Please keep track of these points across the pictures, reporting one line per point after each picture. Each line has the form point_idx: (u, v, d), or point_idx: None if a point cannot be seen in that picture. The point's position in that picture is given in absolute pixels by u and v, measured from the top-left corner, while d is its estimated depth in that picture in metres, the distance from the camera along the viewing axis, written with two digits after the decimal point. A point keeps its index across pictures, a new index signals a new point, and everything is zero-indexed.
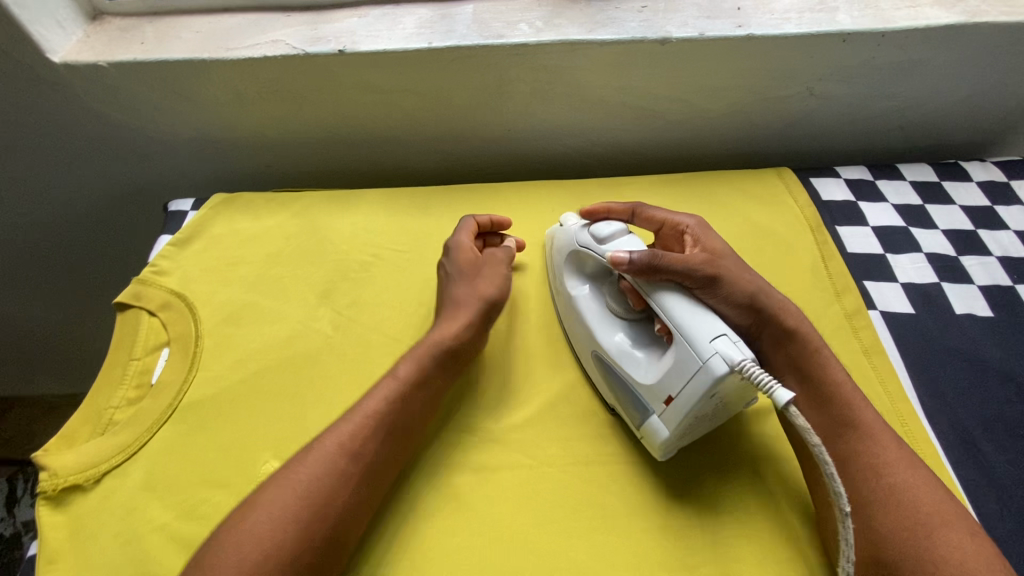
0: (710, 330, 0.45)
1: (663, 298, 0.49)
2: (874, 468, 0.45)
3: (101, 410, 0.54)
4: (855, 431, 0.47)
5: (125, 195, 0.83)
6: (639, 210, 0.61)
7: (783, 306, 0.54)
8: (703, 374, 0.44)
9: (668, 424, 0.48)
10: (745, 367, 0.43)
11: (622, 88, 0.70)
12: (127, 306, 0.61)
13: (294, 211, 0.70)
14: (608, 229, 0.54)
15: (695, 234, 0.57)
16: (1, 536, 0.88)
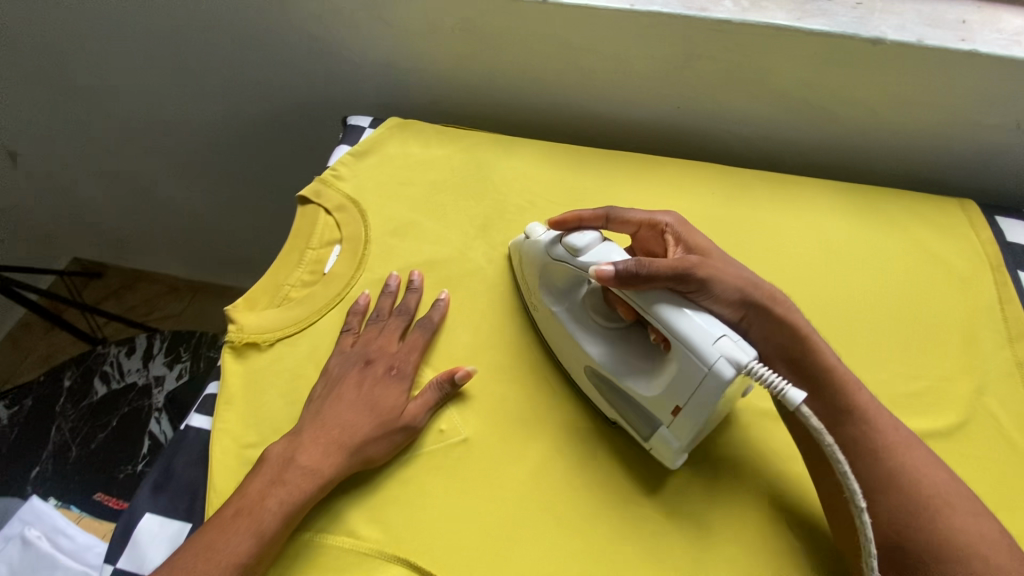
0: (706, 334, 0.45)
1: (657, 308, 0.47)
2: (879, 457, 0.47)
3: (279, 285, 0.60)
4: (853, 422, 0.48)
5: (307, 102, 0.92)
6: (613, 213, 0.56)
7: (771, 295, 0.52)
8: (710, 379, 0.44)
9: (680, 435, 0.48)
10: (753, 368, 0.44)
11: (811, 85, 0.68)
12: (308, 200, 0.67)
13: (461, 146, 0.73)
14: (583, 240, 0.51)
15: (676, 232, 0.55)
16: (135, 384, 0.96)
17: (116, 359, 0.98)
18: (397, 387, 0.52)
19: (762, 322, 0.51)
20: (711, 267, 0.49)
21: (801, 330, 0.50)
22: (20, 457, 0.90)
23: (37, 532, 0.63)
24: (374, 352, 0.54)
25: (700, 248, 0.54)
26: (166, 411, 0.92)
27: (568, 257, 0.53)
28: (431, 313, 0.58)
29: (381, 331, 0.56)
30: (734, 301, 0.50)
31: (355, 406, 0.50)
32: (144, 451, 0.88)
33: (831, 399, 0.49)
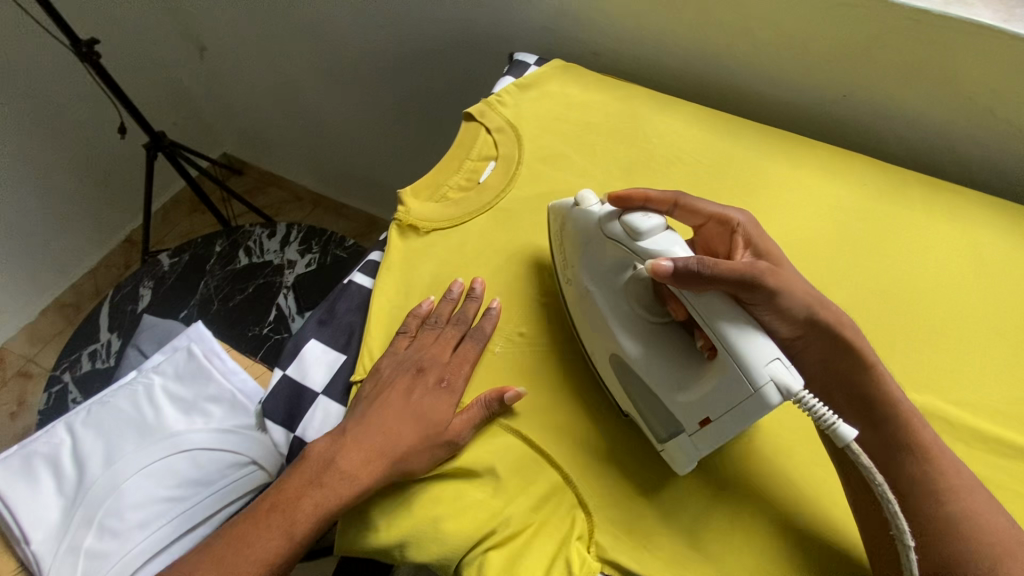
0: (763, 355, 0.41)
1: (712, 319, 0.44)
2: (934, 493, 0.44)
3: (440, 184, 0.67)
4: (911, 452, 0.46)
5: (470, 38, 0.98)
6: (682, 199, 0.55)
7: (840, 317, 0.49)
8: (753, 402, 0.41)
9: (700, 444, 0.45)
10: (803, 398, 0.40)
11: (999, 93, 0.65)
12: (472, 118, 0.73)
13: (619, 95, 0.76)
14: (646, 223, 0.49)
15: (746, 233, 0.53)
16: (271, 262, 1.09)
17: (259, 238, 1.11)
18: (446, 399, 0.51)
19: (823, 341, 0.49)
20: (781, 278, 0.47)
21: (864, 352, 0.48)
22: (173, 299, 1.04)
23: (199, 349, 0.73)
24: (424, 362, 0.53)
25: (767, 254, 0.53)
26: (293, 289, 1.05)
27: (632, 240, 0.50)
28: (484, 323, 0.55)
29: (437, 337, 0.55)
30: (804, 317, 0.48)
31: (401, 415, 0.50)
32: (271, 317, 1.01)
33: (890, 427, 0.47)
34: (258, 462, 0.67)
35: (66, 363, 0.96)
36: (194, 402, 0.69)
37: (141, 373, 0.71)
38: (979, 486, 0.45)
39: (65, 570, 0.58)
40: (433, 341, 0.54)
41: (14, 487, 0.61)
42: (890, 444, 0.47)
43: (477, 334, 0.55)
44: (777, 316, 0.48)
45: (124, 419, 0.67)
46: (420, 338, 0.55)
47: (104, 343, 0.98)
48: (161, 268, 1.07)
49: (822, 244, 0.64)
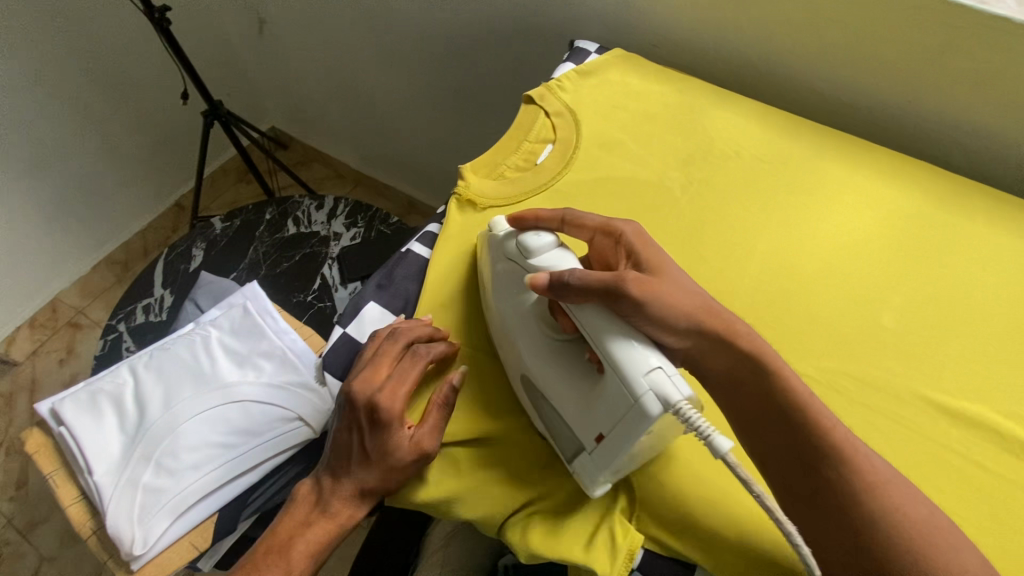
0: (638, 364, 0.42)
1: (597, 333, 0.45)
2: (849, 497, 0.42)
3: (497, 163, 0.68)
4: (826, 459, 0.43)
5: (529, 25, 0.99)
6: (569, 216, 0.54)
7: (726, 322, 0.47)
8: (636, 414, 0.41)
9: (602, 463, 0.44)
10: (681, 408, 0.39)
11: None
12: (532, 101, 0.74)
13: (679, 87, 0.76)
14: (537, 241, 0.50)
15: (630, 242, 0.51)
16: (318, 233, 1.12)
17: (307, 210, 1.15)
18: (382, 436, 0.49)
19: (714, 349, 0.47)
20: (653, 285, 0.46)
21: (746, 360, 0.46)
22: (223, 261, 1.08)
23: (254, 307, 0.76)
24: (359, 397, 0.50)
25: (652, 264, 0.49)
26: (337, 261, 1.09)
27: (521, 258, 0.51)
28: (422, 351, 0.51)
29: (369, 370, 0.51)
30: (680, 325, 0.46)
31: (359, 459, 0.51)
32: (315, 286, 1.06)
33: (795, 436, 0.44)
34: (304, 418, 0.69)
35: (121, 314, 1.01)
36: (247, 356, 0.72)
37: (199, 325, 0.74)
38: (904, 487, 0.42)
39: (123, 501, 0.61)
40: (365, 376, 0.51)
41: (80, 420, 0.64)
42: (799, 456, 0.44)
43: (412, 364, 0.51)
44: (660, 329, 0.45)
45: (182, 366, 0.70)
46: (354, 375, 0.52)
47: (157, 298, 1.03)
48: (213, 231, 1.11)
49: (879, 248, 0.64)
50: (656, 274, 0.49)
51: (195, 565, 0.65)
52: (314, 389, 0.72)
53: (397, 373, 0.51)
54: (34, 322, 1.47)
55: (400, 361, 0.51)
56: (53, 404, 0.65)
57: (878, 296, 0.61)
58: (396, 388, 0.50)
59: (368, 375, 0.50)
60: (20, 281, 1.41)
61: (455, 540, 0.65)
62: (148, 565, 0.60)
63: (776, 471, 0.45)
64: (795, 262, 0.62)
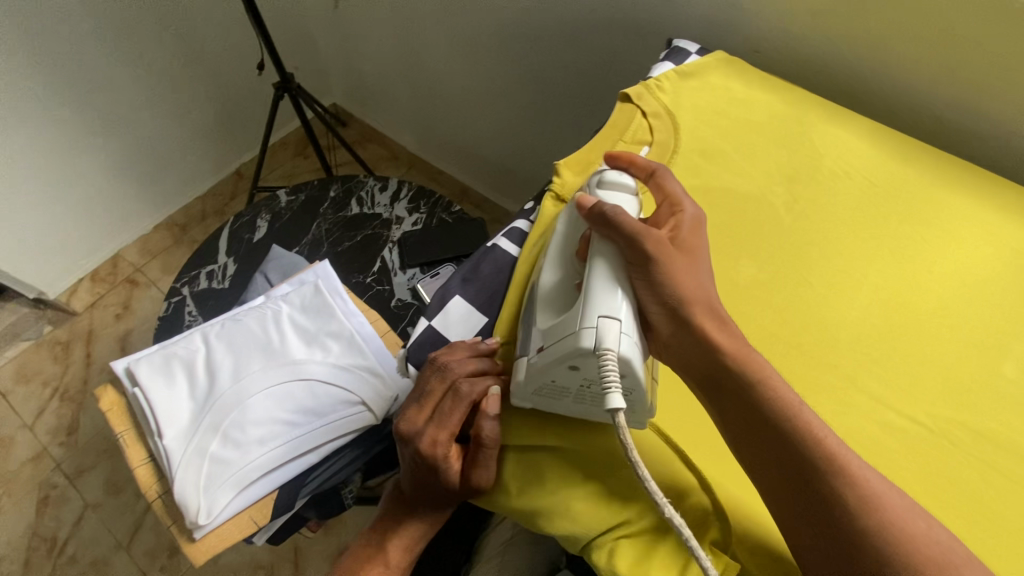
0: (606, 305, 0.45)
1: (595, 261, 0.48)
2: (807, 483, 0.43)
3: (591, 161, 0.65)
4: (787, 434, 0.44)
5: (620, 20, 0.95)
6: (657, 172, 0.55)
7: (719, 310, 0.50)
8: (572, 338, 0.44)
9: (528, 368, 0.47)
10: (604, 357, 0.42)
11: None
12: (629, 99, 0.70)
13: (785, 97, 0.72)
14: (615, 177, 0.53)
15: (681, 221, 0.52)
16: (381, 215, 1.11)
17: (371, 190, 1.14)
18: (435, 470, 0.51)
19: (696, 333, 0.48)
20: (669, 256, 0.48)
21: (726, 346, 0.47)
22: (286, 235, 1.08)
23: (324, 286, 0.75)
24: (406, 437, 0.52)
25: (688, 245, 0.51)
26: (398, 245, 1.08)
27: (594, 185, 0.54)
28: (462, 392, 0.49)
29: (418, 408, 0.52)
30: (668, 300, 0.48)
31: (421, 483, 0.54)
32: (375, 268, 1.05)
33: (772, 431, 0.45)
34: (367, 404, 0.69)
35: (185, 278, 1.02)
36: (316, 334, 0.72)
37: (270, 299, 0.74)
38: (873, 495, 0.42)
39: (190, 468, 0.61)
40: (415, 416, 0.52)
41: (153, 382, 0.65)
42: (770, 449, 0.45)
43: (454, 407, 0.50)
44: (649, 292, 0.48)
45: (252, 338, 0.70)
46: (407, 408, 0.53)
47: (221, 265, 1.04)
48: (278, 204, 1.11)
49: (999, 289, 0.59)
50: (683, 251, 0.50)
51: (250, 539, 0.65)
52: (380, 375, 0.71)
53: (443, 411, 0.51)
54: (95, 275, 1.51)
55: (444, 400, 0.50)
56: (129, 363, 0.66)
57: (997, 341, 0.56)
58: (443, 427, 0.51)
59: (414, 418, 0.51)
60: (86, 234, 1.45)
61: (510, 551, 0.63)
62: (210, 534, 0.60)
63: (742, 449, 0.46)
64: (906, 295, 0.58)
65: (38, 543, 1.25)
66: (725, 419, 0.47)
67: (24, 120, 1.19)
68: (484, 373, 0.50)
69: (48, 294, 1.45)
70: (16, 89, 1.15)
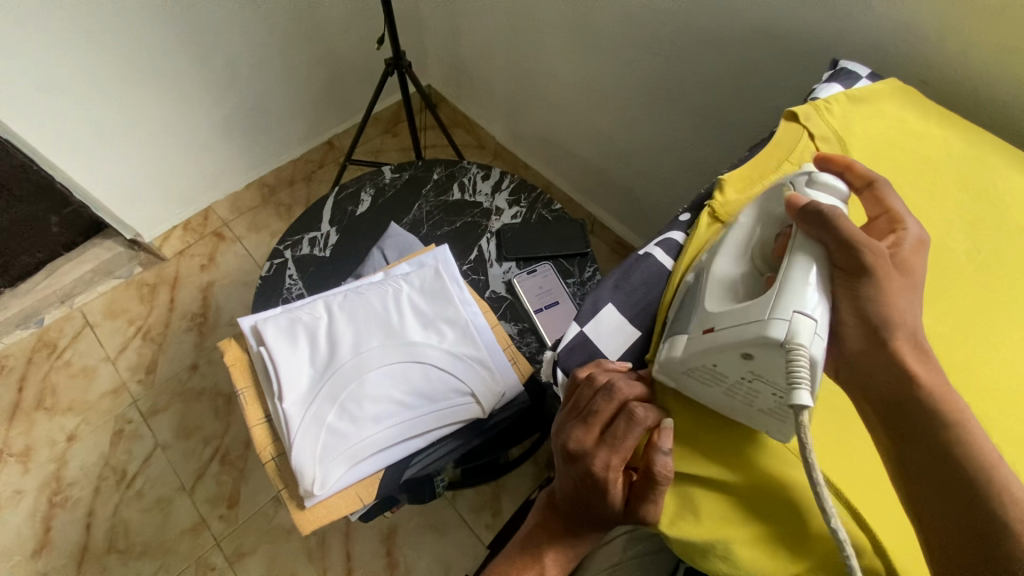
0: (799, 300, 0.42)
1: (796, 257, 0.45)
2: (984, 534, 0.40)
3: (755, 179, 0.61)
4: (966, 479, 0.42)
5: (767, 33, 0.90)
6: (878, 186, 0.53)
7: (917, 337, 0.46)
8: (757, 325, 0.42)
9: (692, 345, 0.45)
10: (795, 351, 0.40)
11: None
12: (796, 118, 0.66)
13: (967, 136, 0.66)
14: (830, 180, 0.50)
15: (904, 239, 0.50)
16: (482, 204, 1.10)
17: (474, 178, 1.13)
18: (599, 496, 0.50)
19: (900, 358, 0.45)
20: (886, 273, 0.45)
21: (929, 378, 0.44)
22: (389, 212, 1.08)
23: (444, 271, 0.75)
24: (572, 455, 0.50)
25: (908, 267, 0.49)
26: (496, 236, 1.06)
27: (802, 183, 0.50)
28: (634, 420, 0.46)
29: (579, 428, 0.49)
30: (870, 315, 0.45)
31: (578, 500, 0.53)
32: (473, 257, 1.04)
33: (947, 474, 0.42)
34: (476, 396, 0.67)
35: (289, 241, 1.03)
36: (433, 319, 0.71)
37: (391, 277, 0.74)
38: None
39: (308, 435, 0.61)
40: (579, 439, 0.49)
41: (279, 343, 0.65)
42: (934, 491, 0.42)
43: (620, 434, 0.47)
44: (852, 305, 0.46)
45: (373, 313, 0.69)
46: (567, 422, 0.50)
47: (323, 234, 1.05)
48: (383, 179, 1.11)
49: None
50: (902, 270, 0.48)
51: (347, 515, 0.65)
52: (491, 369, 0.69)
53: (607, 437, 0.48)
54: (187, 225, 1.56)
55: (610, 425, 0.48)
56: (256, 321, 0.67)
57: None
58: (605, 454, 0.48)
59: (577, 440, 0.49)
60: (186, 184, 1.49)
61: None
62: (318, 505, 0.60)
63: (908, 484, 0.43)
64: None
65: (108, 474, 1.30)
66: (900, 454, 0.44)
67: (152, 66, 1.24)
68: (644, 404, 0.47)
69: (143, 237, 1.50)
70: (150, 35, 1.19)
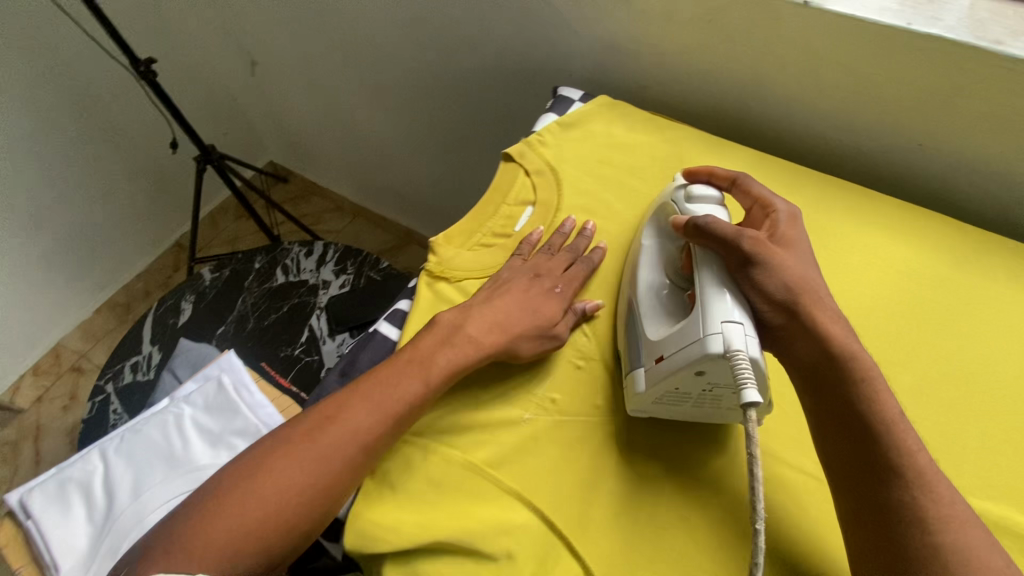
0: (722, 312, 0.48)
1: (701, 272, 0.53)
2: (898, 475, 0.45)
3: (474, 230, 0.65)
4: (872, 428, 0.47)
5: (515, 66, 0.95)
6: (740, 181, 0.60)
7: (822, 305, 0.52)
8: (697, 345, 0.47)
9: (649, 377, 0.50)
10: (736, 357, 0.46)
11: None
12: (511, 158, 0.71)
13: (666, 137, 0.72)
14: (702, 191, 0.58)
15: (777, 219, 0.57)
16: (307, 281, 1.09)
17: (297, 257, 1.12)
18: (553, 304, 0.57)
19: (809, 324, 0.51)
20: (778, 258, 0.52)
21: (836, 334, 0.51)
22: (211, 314, 1.06)
23: (229, 380, 0.73)
24: (542, 271, 0.59)
25: (788, 241, 0.56)
26: (326, 311, 1.06)
27: (682, 200, 0.58)
28: (592, 255, 0.62)
29: (549, 258, 0.61)
30: (775, 297, 0.52)
31: (517, 310, 0.56)
32: (302, 339, 1.02)
33: (857, 427, 0.48)
34: None
35: (109, 373, 1.00)
36: (220, 435, 0.69)
37: (173, 401, 0.72)
38: (932, 517, 0.43)
39: None
40: (562, 251, 0.62)
41: (48, 513, 0.63)
42: (850, 442, 0.48)
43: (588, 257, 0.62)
44: (756, 293, 0.51)
45: (153, 448, 0.68)
46: (544, 248, 0.62)
47: (145, 355, 1.02)
48: (202, 282, 1.09)
49: (881, 323, 0.59)
50: (786, 248, 0.55)
51: None
52: None
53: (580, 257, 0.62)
54: (39, 368, 1.48)
55: (578, 253, 0.62)
56: (21, 495, 0.64)
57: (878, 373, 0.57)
58: (576, 266, 0.61)
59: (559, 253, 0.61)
60: (23, 329, 1.41)
61: None
62: None
63: (831, 444, 0.49)
64: None
65: None
66: (819, 410, 0.50)
67: None
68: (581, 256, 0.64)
69: None
70: None
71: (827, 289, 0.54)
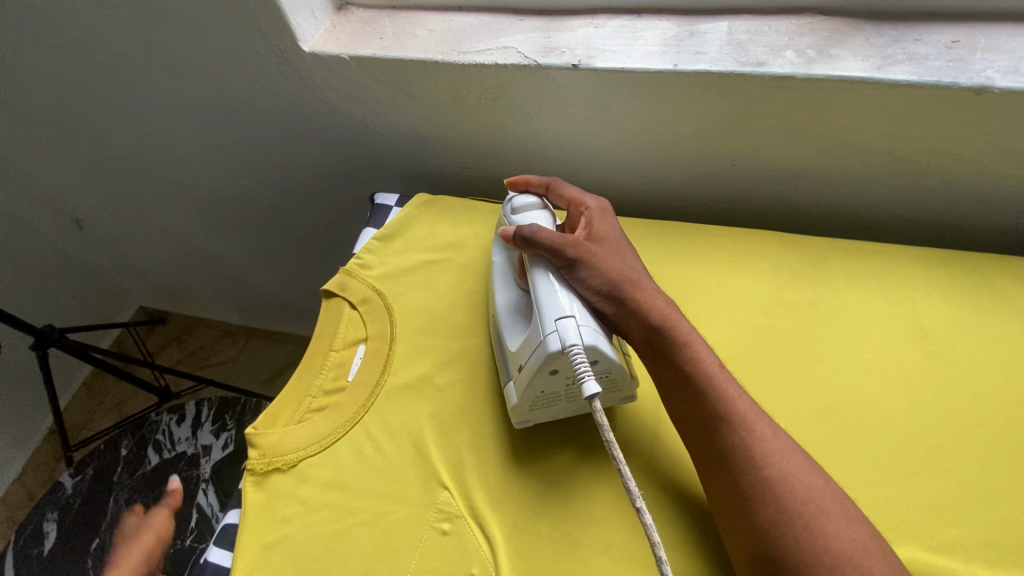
0: (556, 308, 0.47)
1: (535, 275, 0.51)
2: (726, 424, 0.44)
3: (302, 395, 0.57)
4: (696, 386, 0.46)
5: (337, 174, 0.89)
6: (554, 185, 0.59)
7: (637, 281, 0.51)
8: (541, 348, 0.47)
9: (517, 388, 0.50)
10: (572, 351, 0.45)
11: (879, 138, 0.59)
12: (332, 293, 0.64)
13: (491, 223, 0.69)
14: (523, 201, 0.57)
15: (590, 215, 0.56)
16: (184, 453, 0.97)
17: (168, 428, 1.00)
18: None
19: (629, 302, 0.49)
20: (591, 250, 0.51)
21: (651, 304, 0.49)
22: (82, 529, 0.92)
23: None
24: None
25: (602, 235, 0.54)
26: (213, 481, 0.93)
27: (510, 213, 0.57)
28: None
29: None
30: (597, 284, 0.50)
31: None
32: (192, 525, 0.88)
33: (688, 387, 0.46)
34: None
35: None
36: None
37: None
38: (760, 454, 0.43)
39: None
40: None
41: None
42: (684, 403, 0.47)
43: None
44: (583, 288, 0.50)
45: None
46: None
47: None
48: (64, 493, 0.95)
49: (746, 366, 0.55)
50: (602, 241, 0.54)
51: None
52: None
53: None
54: None
55: None
56: None
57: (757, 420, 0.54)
58: None
59: None
60: None
61: None
62: None
63: (673, 410, 0.48)
64: None
65: None
66: (656, 376, 0.49)
67: None
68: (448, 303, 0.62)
69: None
70: None
71: (645, 269, 0.53)
